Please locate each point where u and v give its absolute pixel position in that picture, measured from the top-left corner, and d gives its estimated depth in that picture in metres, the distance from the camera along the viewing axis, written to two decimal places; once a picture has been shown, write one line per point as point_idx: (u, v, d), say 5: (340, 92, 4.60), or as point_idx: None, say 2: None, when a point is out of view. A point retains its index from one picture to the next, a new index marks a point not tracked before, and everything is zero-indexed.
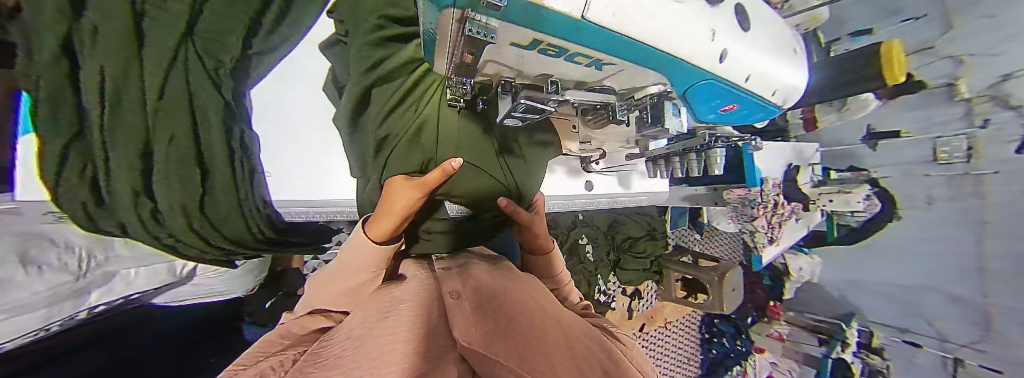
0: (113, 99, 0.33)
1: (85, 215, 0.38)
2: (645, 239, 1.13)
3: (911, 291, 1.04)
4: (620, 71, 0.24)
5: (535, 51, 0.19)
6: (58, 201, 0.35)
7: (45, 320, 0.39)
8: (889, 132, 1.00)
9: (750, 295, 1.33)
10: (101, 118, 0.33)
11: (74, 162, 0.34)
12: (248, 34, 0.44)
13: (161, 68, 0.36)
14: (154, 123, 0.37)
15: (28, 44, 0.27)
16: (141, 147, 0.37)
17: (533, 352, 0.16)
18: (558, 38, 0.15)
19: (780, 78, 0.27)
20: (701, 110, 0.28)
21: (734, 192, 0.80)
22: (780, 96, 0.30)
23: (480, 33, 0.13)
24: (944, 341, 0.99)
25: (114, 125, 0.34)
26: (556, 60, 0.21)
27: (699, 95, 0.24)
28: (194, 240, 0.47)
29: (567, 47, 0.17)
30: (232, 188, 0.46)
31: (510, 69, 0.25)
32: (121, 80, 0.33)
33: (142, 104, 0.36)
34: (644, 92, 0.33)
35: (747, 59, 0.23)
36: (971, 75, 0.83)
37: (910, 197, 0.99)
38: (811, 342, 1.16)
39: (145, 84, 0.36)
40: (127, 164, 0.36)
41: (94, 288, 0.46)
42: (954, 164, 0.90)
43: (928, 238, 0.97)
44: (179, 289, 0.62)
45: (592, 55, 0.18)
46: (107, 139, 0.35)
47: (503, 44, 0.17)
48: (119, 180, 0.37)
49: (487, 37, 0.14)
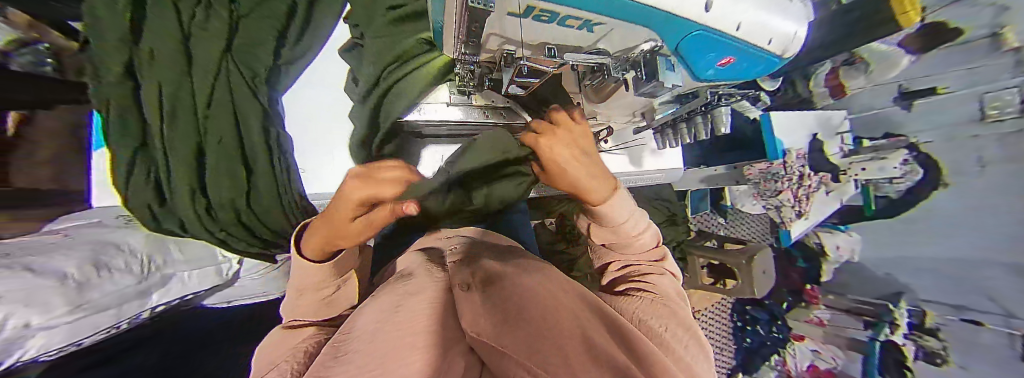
0: (169, 111, 0.41)
1: (151, 215, 0.44)
2: (665, 225, 1.09)
3: (964, 266, 0.94)
4: (612, 31, 0.26)
5: (531, 18, 0.23)
6: (130, 201, 0.42)
7: (116, 318, 0.43)
8: (924, 90, 0.93)
9: (784, 279, 1.25)
10: (160, 126, 0.41)
11: (142, 168, 0.42)
12: (276, 45, 0.49)
13: (207, 78, 0.43)
14: (204, 128, 0.44)
15: (102, 72, 0.37)
16: (194, 148, 0.43)
17: (550, 343, 0.13)
18: (546, 1, 0.20)
19: (778, 26, 0.27)
20: (701, 64, 0.30)
21: (754, 168, 0.77)
22: (781, 44, 0.29)
23: (481, 3, 0.19)
24: (1011, 317, 0.87)
25: (171, 131, 0.41)
26: (550, 26, 0.25)
27: (694, 43, 0.26)
28: (244, 234, 0.51)
29: (555, 10, 0.21)
30: (273, 183, 0.50)
31: (512, 42, 0.28)
32: (175, 92, 0.41)
33: (194, 114, 0.43)
34: (635, 50, 0.34)
35: (738, 6, 0.24)
36: (1019, 23, 0.75)
37: (956, 164, 0.91)
38: (856, 326, 1.11)
39: (196, 96, 0.43)
40: (184, 164, 0.42)
41: (156, 288, 0.50)
42: (1003, 122, 0.81)
43: (980, 203, 0.88)
44: (224, 291, 0.68)
45: (580, 15, 0.22)
46: (164, 143, 0.41)
47: (502, 15, 0.22)
48: (178, 182, 0.43)
49: (487, 6, 0.19)
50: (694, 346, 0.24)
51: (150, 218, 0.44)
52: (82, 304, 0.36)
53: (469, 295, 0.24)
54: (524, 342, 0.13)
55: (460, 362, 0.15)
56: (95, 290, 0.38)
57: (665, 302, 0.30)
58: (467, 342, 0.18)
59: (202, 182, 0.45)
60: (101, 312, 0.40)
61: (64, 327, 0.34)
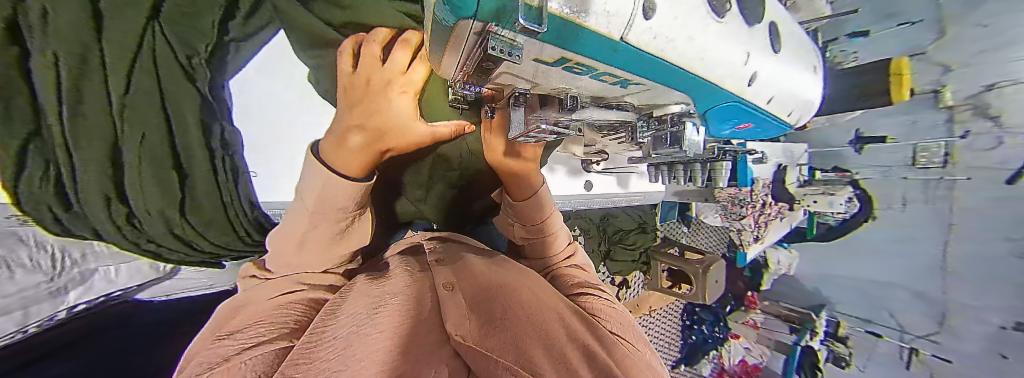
0: (75, 99, 0.33)
1: (55, 217, 0.39)
2: (635, 233, 1.20)
3: (880, 286, 1.12)
4: (644, 90, 0.22)
5: (558, 68, 0.17)
6: (23, 207, 0.36)
7: (20, 322, 0.47)
8: (876, 137, 1.02)
9: (731, 285, 1.37)
10: (62, 123, 0.33)
11: (37, 165, 0.34)
12: (224, 20, 0.42)
13: (125, 71, 0.36)
14: (122, 128, 0.38)
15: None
16: (110, 147, 0.38)
17: (528, 346, 0.18)
18: (588, 58, 0.14)
19: (796, 99, 0.27)
20: (717, 127, 0.28)
21: (725, 192, 0.83)
22: (796, 115, 0.30)
23: (504, 50, 0.12)
24: (904, 332, 1.09)
25: (80, 129, 0.35)
26: (578, 77, 0.19)
27: (720, 113, 0.24)
28: (177, 245, 0.49)
29: (595, 67, 0.15)
30: (216, 192, 0.48)
31: (525, 82, 0.22)
32: (79, 76, 0.33)
33: (107, 102, 0.36)
34: (665, 111, 0.30)
35: (773, 81, 0.22)
36: (958, 84, 0.88)
37: (887, 197, 1.04)
38: (783, 330, 1.24)
39: (109, 79, 0.35)
40: (97, 167, 0.37)
41: (75, 286, 0.55)
42: (931, 169, 0.95)
43: (894, 239, 1.06)
44: (167, 283, 0.64)
45: (621, 74, 0.17)
46: (67, 141, 0.34)
47: (524, 61, 0.16)
48: (91, 187, 0.38)
49: (509, 54, 0.13)
50: (635, 338, 0.31)
51: (56, 223, 0.40)
52: None
53: (453, 295, 0.25)
54: (507, 351, 0.17)
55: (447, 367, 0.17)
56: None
57: (602, 308, 0.35)
58: (452, 344, 0.20)
59: (120, 187, 0.40)
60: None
61: None
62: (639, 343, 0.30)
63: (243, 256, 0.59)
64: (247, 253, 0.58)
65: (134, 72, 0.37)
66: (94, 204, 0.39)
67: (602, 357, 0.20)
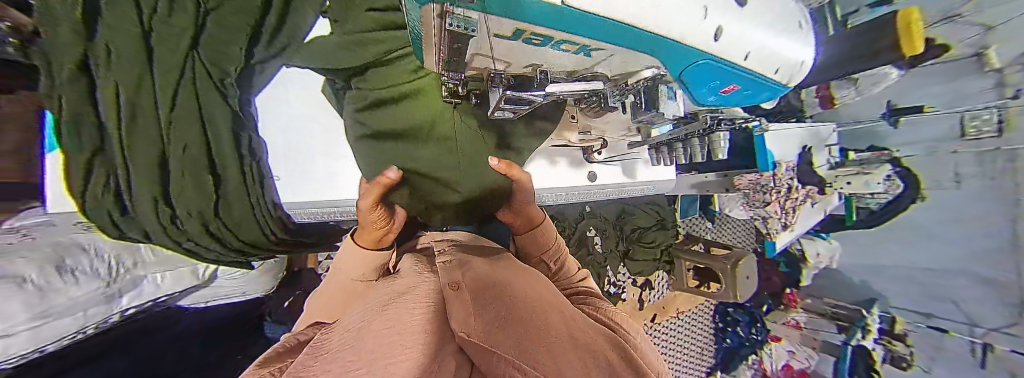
0: (129, 114, 0.39)
1: (110, 221, 0.45)
2: (655, 229, 1.14)
3: (937, 275, 1.02)
4: (611, 56, 0.22)
5: (519, 41, 0.18)
6: (88, 211, 0.42)
7: (82, 324, 0.48)
8: (912, 108, 0.94)
9: (765, 283, 1.27)
10: (120, 134, 0.39)
11: (100, 171, 0.41)
12: (252, 43, 0.46)
13: (170, 91, 0.41)
14: (169, 138, 0.43)
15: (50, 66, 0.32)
16: (160, 153, 0.43)
17: (534, 345, 0.17)
18: (542, 27, 0.15)
19: (784, 55, 0.26)
20: (702, 91, 0.28)
21: (744, 178, 0.77)
22: (785, 73, 0.28)
23: (462, 26, 0.14)
24: (974, 325, 0.96)
25: (133, 140, 0.40)
26: (540, 49, 0.20)
27: (696, 75, 0.23)
28: (211, 243, 0.54)
29: (552, 36, 0.16)
30: (245, 195, 0.53)
31: (497, 62, 0.24)
32: (135, 93, 0.39)
33: (157, 117, 0.42)
34: (636, 77, 0.29)
35: (749, 37, 0.22)
36: (1003, 43, 0.77)
37: (935, 180, 0.96)
38: (831, 330, 1.14)
39: (157, 100, 0.41)
40: (146, 174, 0.42)
41: (127, 291, 0.56)
42: (983, 140, 0.86)
43: (951, 220, 0.96)
44: (203, 291, 0.72)
45: (579, 41, 0.17)
46: (126, 149, 0.40)
47: (486, 37, 0.17)
48: (141, 191, 0.43)
49: (469, 30, 0.14)
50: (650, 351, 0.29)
51: (112, 226, 0.45)
52: (45, 310, 0.41)
53: (458, 293, 0.24)
54: (512, 346, 0.16)
55: (452, 361, 0.16)
56: (59, 295, 0.44)
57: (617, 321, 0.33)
58: (458, 343, 0.18)
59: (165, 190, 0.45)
60: (62, 317, 0.44)
61: (28, 332, 0.40)
62: (651, 356, 0.28)
63: (272, 253, 0.65)
64: (276, 250, 0.64)
65: (178, 91, 0.42)
66: (145, 207, 0.44)
67: (613, 365, 0.18)
